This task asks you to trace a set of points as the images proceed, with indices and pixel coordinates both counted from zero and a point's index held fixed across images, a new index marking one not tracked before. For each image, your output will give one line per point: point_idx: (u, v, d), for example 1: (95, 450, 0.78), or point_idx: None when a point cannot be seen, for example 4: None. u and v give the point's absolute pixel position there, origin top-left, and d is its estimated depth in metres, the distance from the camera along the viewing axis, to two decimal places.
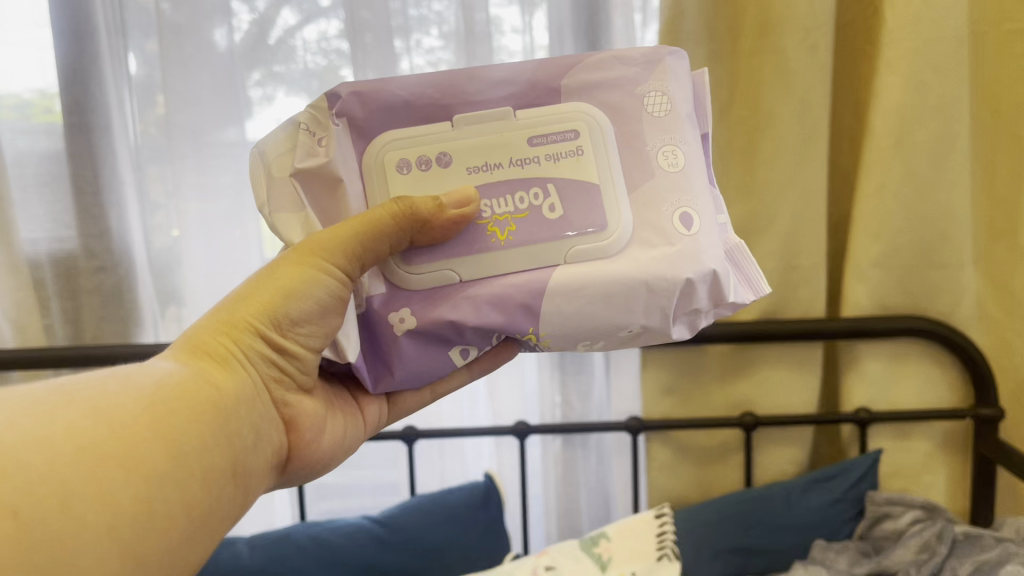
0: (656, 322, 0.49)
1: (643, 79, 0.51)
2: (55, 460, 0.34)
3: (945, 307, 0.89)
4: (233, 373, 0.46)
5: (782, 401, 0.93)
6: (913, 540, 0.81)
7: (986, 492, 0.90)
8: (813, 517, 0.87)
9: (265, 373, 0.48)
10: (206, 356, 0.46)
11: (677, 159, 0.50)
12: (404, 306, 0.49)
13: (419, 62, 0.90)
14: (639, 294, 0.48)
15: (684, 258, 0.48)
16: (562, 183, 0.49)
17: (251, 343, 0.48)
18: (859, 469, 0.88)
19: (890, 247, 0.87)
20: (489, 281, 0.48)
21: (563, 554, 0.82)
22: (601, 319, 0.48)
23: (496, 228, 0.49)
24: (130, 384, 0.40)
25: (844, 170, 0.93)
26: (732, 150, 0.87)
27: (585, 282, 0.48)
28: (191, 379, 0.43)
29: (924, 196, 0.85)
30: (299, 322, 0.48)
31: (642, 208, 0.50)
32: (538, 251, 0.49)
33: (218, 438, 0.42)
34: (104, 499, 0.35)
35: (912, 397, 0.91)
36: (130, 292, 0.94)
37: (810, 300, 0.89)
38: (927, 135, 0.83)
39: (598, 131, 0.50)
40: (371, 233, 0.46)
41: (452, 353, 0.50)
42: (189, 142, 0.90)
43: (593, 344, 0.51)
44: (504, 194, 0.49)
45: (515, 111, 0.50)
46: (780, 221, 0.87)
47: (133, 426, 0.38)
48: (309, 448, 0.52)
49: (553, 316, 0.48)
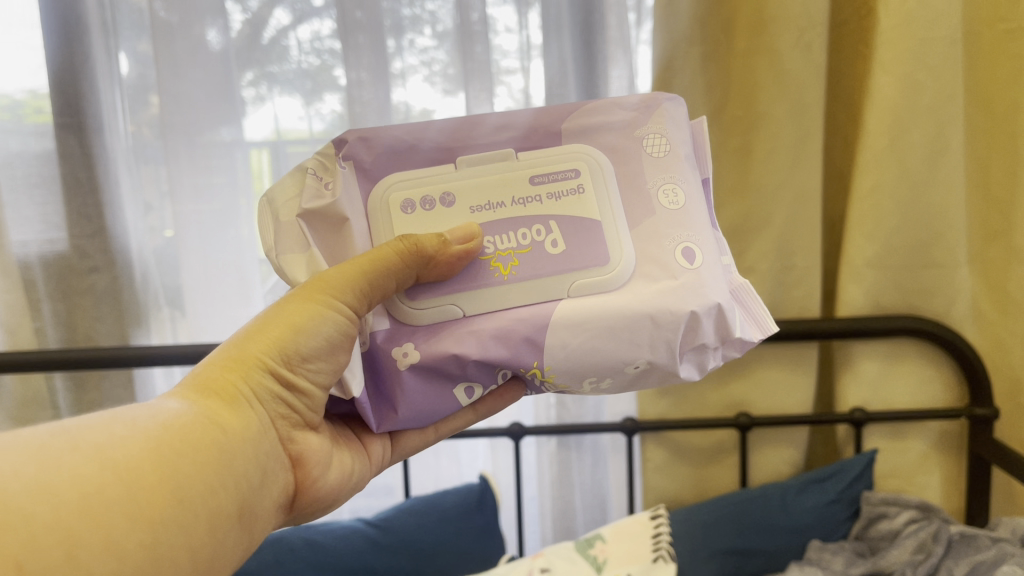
0: (662, 357, 0.48)
1: (641, 122, 0.52)
2: (62, 511, 0.33)
3: (941, 308, 0.89)
4: (241, 411, 0.45)
5: (777, 402, 0.93)
6: (910, 540, 0.80)
7: (981, 492, 0.90)
8: (811, 519, 0.86)
9: (273, 410, 0.47)
10: (214, 394, 0.44)
11: (677, 197, 0.51)
12: (408, 341, 0.48)
13: (412, 62, 0.90)
14: (643, 327, 0.47)
15: (688, 292, 0.48)
16: (564, 221, 0.49)
17: (260, 379, 0.46)
18: (855, 470, 0.87)
19: (885, 247, 0.87)
20: (491, 315, 0.48)
21: (558, 555, 0.82)
22: (606, 353, 0.47)
23: (498, 263, 0.49)
24: (135, 425, 0.39)
25: (838, 170, 0.93)
26: (727, 151, 0.87)
27: (589, 315, 0.47)
28: (198, 417, 0.42)
29: (918, 195, 0.85)
30: (309, 358, 0.47)
31: (645, 243, 0.50)
32: (544, 286, 0.48)
33: (224, 477, 0.41)
34: (110, 549, 0.34)
35: (909, 399, 0.91)
36: (123, 291, 0.94)
37: (805, 300, 0.89)
38: (921, 135, 0.83)
39: (598, 170, 0.50)
40: (377, 268, 0.46)
41: (457, 391, 0.49)
42: (183, 141, 0.90)
43: (599, 385, 0.50)
44: (507, 230, 0.49)
45: (517, 153, 0.50)
46: (774, 222, 0.87)
47: (139, 473, 0.37)
48: (315, 485, 0.51)
49: (557, 350, 0.47)
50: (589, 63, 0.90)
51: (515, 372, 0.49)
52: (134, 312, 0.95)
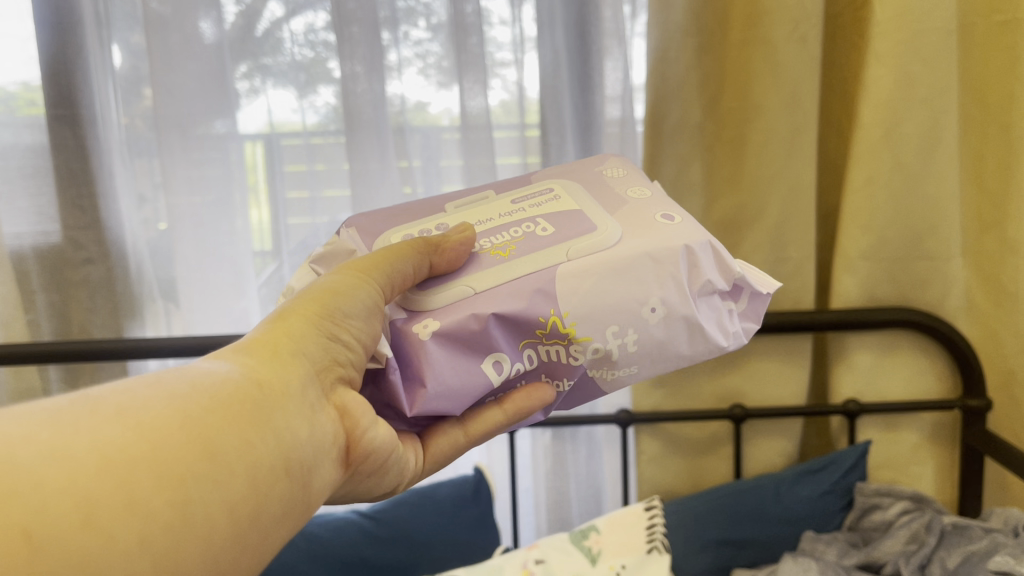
0: (677, 297, 0.46)
1: (597, 166, 0.58)
2: (77, 474, 0.27)
3: (933, 299, 0.90)
4: (285, 362, 0.39)
5: (771, 393, 0.93)
6: (903, 531, 0.81)
7: (972, 482, 0.90)
8: (805, 509, 0.87)
9: (322, 360, 0.41)
10: (254, 349, 0.39)
11: (644, 191, 0.53)
12: (427, 317, 0.45)
13: (407, 54, 0.90)
14: (647, 265, 0.46)
15: (678, 233, 0.48)
16: (549, 216, 0.51)
17: (308, 331, 0.42)
18: (848, 461, 0.88)
19: (879, 239, 0.87)
20: (504, 285, 0.46)
21: (553, 547, 0.82)
22: (617, 298, 0.45)
23: (497, 251, 0.48)
24: (161, 387, 0.33)
25: (832, 162, 0.93)
26: (721, 144, 0.87)
27: (590, 263, 0.46)
28: (234, 375, 0.36)
29: (912, 187, 0.85)
30: (351, 314, 0.43)
31: (630, 217, 0.50)
32: (542, 256, 0.47)
33: (262, 432, 0.35)
34: (136, 510, 0.28)
35: (902, 391, 0.91)
36: (119, 284, 0.94)
37: (799, 292, 0.90)
38: (915, 127, 0.83)
39: (571, 188, 0.54)
40: (389, 254, 0.45)
41: (485, 365, 0.45)
42: (178, 134, 0.89)
43: (626, 346, 0.46)
44: (500, 233, 0.50)
45: (498, 196, 0.55)
46: (769, 213, 0.87)
47: (165, 429, 0.31)
48: (375, 443, 0.43)
49: (569, 297, 0.45)
50: (583, 55, 0.90)
51: (541, 347, 0.46)
52: (129, 305, 0.95)
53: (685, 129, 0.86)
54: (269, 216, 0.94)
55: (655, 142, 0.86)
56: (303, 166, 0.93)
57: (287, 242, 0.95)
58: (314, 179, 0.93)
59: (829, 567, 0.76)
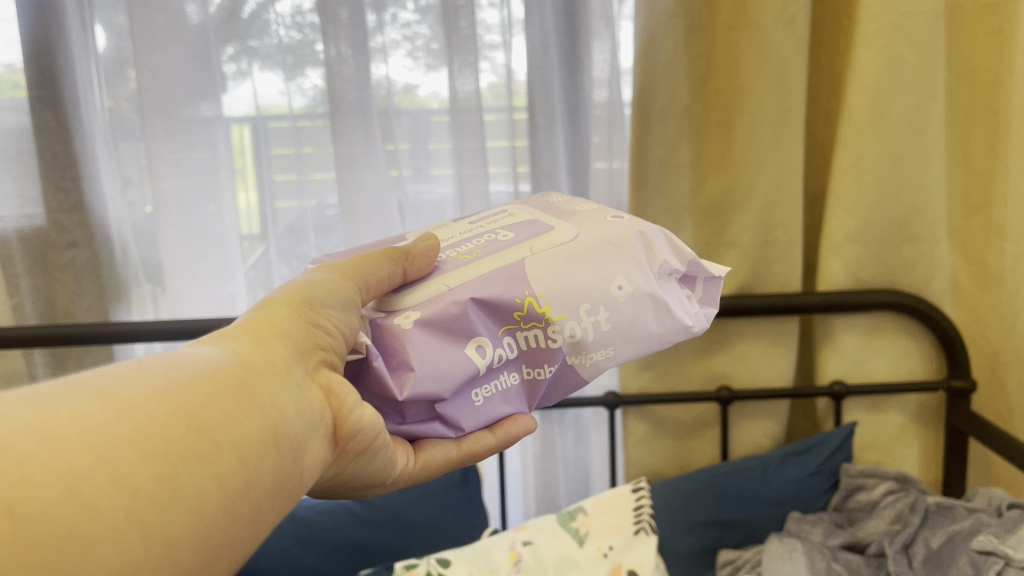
0: (640, 276, 0.43)
1: (545, 194, 0.55)
2: (60, 451, 0.24)
3: (920, 282, 0.90)
4: (267, 344, 0.35)
5: (758, 375, 0.93)
6: (888, 511, 0.82)
7: (956, 463, 0.91)
8: (792, 489, 0.87)
9: (304, 342, 0.37)
10: (236, 333, 0.36)
11: (590, 203, 0.50)
12: (409, 308, 0.41)
13: (394, 37, 0.89)
14: (607, 250, 0.43)
15: (628, 222, 0.45)
16: (510, 225, 0.47)
17: (290, 316, 0.38)
18: (834, 441, 0.89)
19: (866, 222, 0.87)
20: (480, 277, 0.42)
21: (541, 529, 0.82)
22: (582, 281, 0.42)
23: (463, 256, 0.45)
24: (142, 367, 0.30)
25: (820, 145, 0.93)
26: (709, 127, 0.87)
27: (552, 253, 0.43)
28: (217, 357, 0.33)
29: (899, 169, 0.85)
30: (329, 303, 0.39)
31: (585, 220, 0.47)
32: (510, 253, 0.43)
33: (248, 407, 0.31)
34: (121, 483, 0.25)
35: (888, 372, 0.92)
36: (105, 268, 0.93)
37: (786, 274, 0.90)
38: (902, 109, 0.83)
39: (524, 207, 0.51)
40: (360, 264, 0.42)
41: (469, 350, 0.40)
42: (162, 117, 0.88)
43: (598, 325, 0.42)
44: (462, 244, 0.46)
45: (455, 223, 0.52)
46: (757, 195, 0.87)
47: (145, 402, 0.27)
48: (363, 423, 0.38)
49: (542, 279, 0.42)
50: (570, 37, 0.89)
51: (519, 333, 0.42)
52: (115, 289, 0.94)
53: (673, 110, 0.86)
54: (256, 200, 0.94)
55: (642, 123, 0.85)
56: (290, 149, 0.93)
57: (275, 225, 0.95)
58: (301, 162, 0.93)
59: (813, 547, 0.77)
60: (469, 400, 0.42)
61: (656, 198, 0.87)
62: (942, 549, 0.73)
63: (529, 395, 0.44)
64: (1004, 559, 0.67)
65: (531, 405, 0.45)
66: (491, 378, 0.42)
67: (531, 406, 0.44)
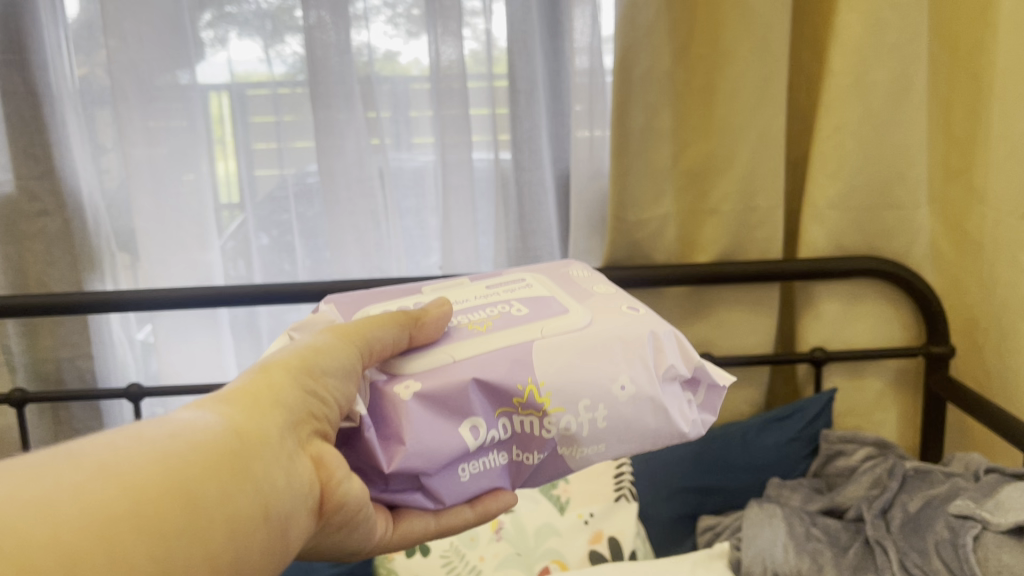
0: (645, 379, 0.41)
1: (566, 264, 0.53)
2: (61, 526, 0.25)
3: (901, 248, 0.89)
4: (262, 412, 0.36)
5: (739, 342, 0.93)
6: (866, 476, 0.82)
7: (934, 428, 0.92)
8: (770, 456, 0.88)
9: (299, 411, 0.37)
10: (233, 399, 0.36)
11: (609, 288, 0.49)
12: (410, 376, 0.39)
13: (375, 3, 0.88)
14: (615, 346, 0.41)
15: (642, 319, 0.43)
16: (524, 299, 0.46)
17: (287, 382, 0.38)
18: (814, 408, 0.89)
19: (848, 188, 0.86)
20: (483, 353, 0.40)
21: (521, 496, 0.81)
22: (586, 375, 0.40)
23: (472, 326, 0.43)
24: (143, 438, 0.30)
25: (803, 111, 0.92)
26: (691, 91, 0.86)
27: (560, 340, 0.41)
28: (213, 424, 0.33)
29: (881, 135, 0.85)
30: (329, 371, 0.38)
31: (599, 305, 0.45)
32: (516, 332, 0.42)
33: (241, 481, 0.32)
34: (119, 564, 0.26)
35: (869, 339, 0.92)
36: (77, 237, 0.91)
37: (767, 241, 0.89)
38: (885, 74, 0.83)
39: (541, 279, 0.49)
40: (365, 326, 0.40)
41: (462, 430, 0.39)
42: (133, 83, 0.86)
43: (595, 422, 0.40)
44: (472, 312, 0.45)
45: (471, 282, 0.50)
46: (738, 161, 0.86)
47: (145, 477, 0.28)
48: (348, 496, 0.38)
49: (545, 364, 0.40)
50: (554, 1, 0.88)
51: (515, 416, 0.40)
52: (88, 258, 0.92)
53: (654, 76, 0.84)
54: (235, 167, 0.92)
55: (625, 88, 0.83)
56: (269, 117, 0.91)
57: (254, 194, 0.93)
58: (281, 130, 0.91)
59: (793, 513, 0.77)
60: (455, 476, 0.40)
61: (638, 164, 0.86)
62: (920, 513, 0.73)
63: (513, 474, 0.42)
64: (981, 522, 0.67)
65: (514, 482, 0.42)
66: (481, 456, 0.40)
67: (514, 484, 0.42)
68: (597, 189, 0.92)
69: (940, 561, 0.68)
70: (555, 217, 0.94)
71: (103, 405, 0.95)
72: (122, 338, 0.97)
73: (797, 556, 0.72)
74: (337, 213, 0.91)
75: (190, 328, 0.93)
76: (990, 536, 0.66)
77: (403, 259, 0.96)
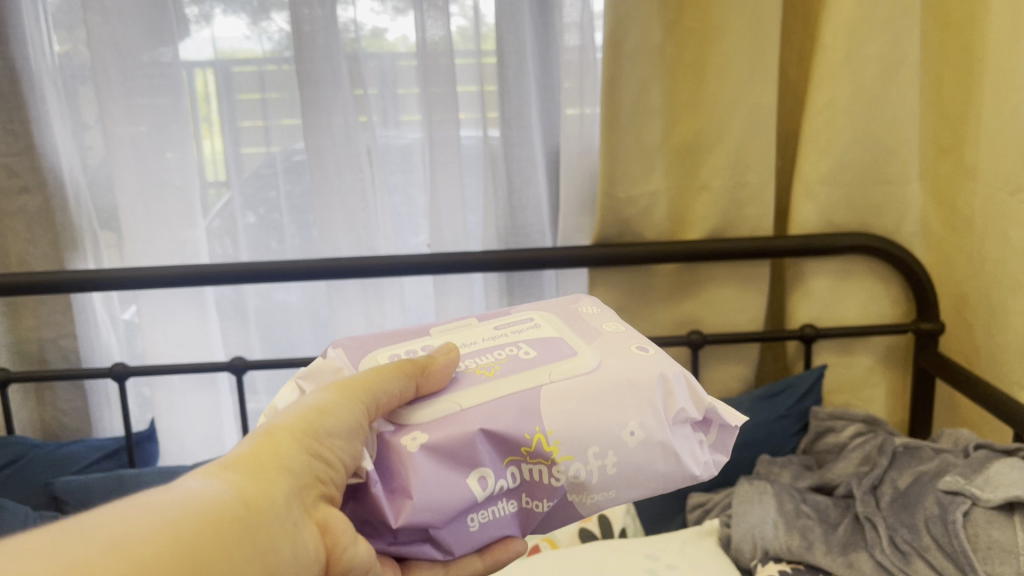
0: (655, 424, 0.39)
1: (575, 298, 0.51)
2: None
3: (892, 225, 0.89)
4: (267, 479, 0.34)
5: (730, 319, 0.93)
6: (856, 453, 0.82)
7: (923, 404, 0.92)
8: (760, 432, 0.87)
9: (304, 476, 0.36)
10: (238, 465, 0.35)
11: (619, 326, 0.46)
12: (416, 428, 0.38)
13: None
14: (625, 391, 0.39)
15: (652, 361, 0.41)
16: (532, 341, 0.44)
17: (293, 446, 0.36)
18: (804, 385, 0.89)
19: (838, 164, 0.86)
20: (490, 403, 0.38)
21: None
22: (595, 422, 0.38)
23: (481, 371, 0.41)
24: (151, 510, 0.30)
25: (794, 86, 0.91)
26: (682, 66, 0.86)
27: (568, 387, 0.39)
28: (219, 491, 0.32)
29: (873, 109, 0.84)
30: (334, 432, 0.37)
31: (609, 346, 0.43)
32: (526, 377, 0.40)
33: (247, 554, 0.31)
34: None
35: (859, 315, 0.91)
36: (59, 215, 0.90)
37: (758, 218, 0.89)
38: (877, 48, 0.82)
39: (550, 317, 0.47)
40: (373, 377, 0.39)
41: (471, 481, 0.37)
42: (115, 59, 0.84)
43: (605, 469, 0.38)
44: (480, 355, 0.43)
45: (479, 321, 0.48)
46: (729, 137, 0.86)
47: (154, 555, 0.28)
48: (355, 562, 0.36)
49: (553, 413, 0.38)
50: None
51: (524, 465, 0.38)
52: (71, 236, 0.91)
53: (644, 49, 0.83)
54: (222, 146, 0.91)
55: (615, 62, 0.82)
56: (255, 94, 0.89)
57: (240, 171, 0.92)
58: (266, 109, 0.89)
59: (783, 489, 0.77)
60: (463, 526, 0.37)
61: (628, 140, 0.85)
62: (910, 489, 0.73)
63: (523, 523, 0.40)
64: (972, 499, 0.67)
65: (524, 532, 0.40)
66: (489, 505, 0.38)
67: (524, 533, 0.40)
68: (587, 165, 0.91)
69: (930, 537, 0.68)
70: (544, 195, 0.93)
71: (88, 385, 0.94)
72: (106, 318, 0.95)
73: (786, 532, 0.72)
74: (325, 189, 0.90)
75: (175, 307, 0.92)
76: (980, 512, 0.66)
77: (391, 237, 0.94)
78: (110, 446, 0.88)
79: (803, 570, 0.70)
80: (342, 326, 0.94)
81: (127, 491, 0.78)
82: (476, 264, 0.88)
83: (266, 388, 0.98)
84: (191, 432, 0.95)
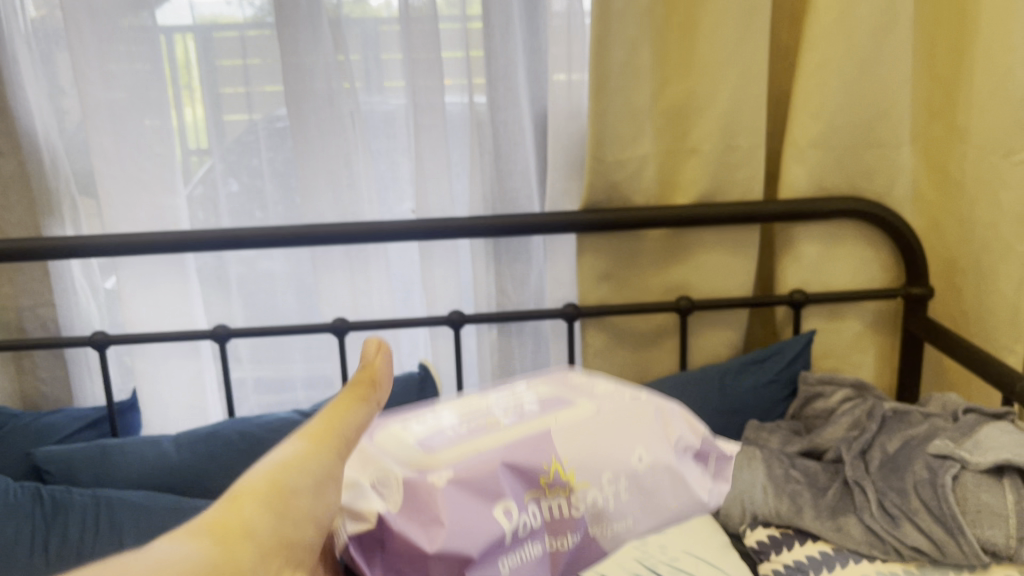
0: (663, 456, 0.41)
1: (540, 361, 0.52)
2: None
3: (882, 188, 0.88)
4: (238, 548, 0.29)
5: (718, 285, 0.92)
6: (845, 418, 0.82)
7: (912, 368, 0.92)
8: (748, 398, 0.87)
9: (272, 540, 0.30)
10: (199, 531, 0.29)
11: (597, 374, 0.47)
12: (441, 467, 0.37)
13: None
14: (628, 421, 0.42)
15: (650, 402, 0.43)
16: (520, 390, 0.44)
17: (258, 507, 0.31)
18: (792, 350, 0.89)
19: (830, 127, 0.85)
20: (503, 437, 0.39)
21: None
22: (613, 456, 0.40)
23: (475, 412, 0.42)
24: None
25: (785, 48, 0.90)
26: (672, 27, 0.84)
27: (576, 421, 0.41)
28: (187, 557, 0.27)
29: (865, 72, 0.83)
30: (299, 489, 0.33)
31: (600, 388, 0.45)
32: (528, 419, 0.40)
33: None
34: None
35: (849, 281, 0.91)
36: (35, 181, 0.88)
37: (748, 182, 0.88)
38: (871, 9, 0.81)
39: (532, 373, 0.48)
40: (330, 414, 0.37)
41: (499, 513, 0.37)
42: (88, 21, 0.82)
43: (619, 497, 0.40)
44: (469, 401, 0.43)
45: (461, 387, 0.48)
46: (719, 99, 0.85)
47: None
48: None
49: (569, 444, 0.39)
50: None
51: (544, 501, 0.38)
52: (46, 202, 0.88)
53: (634, 10, 0.81)
54: (204, 113, 0.88)
55: (604, 22, 0.80)
56: (237, 60, 0.87)
57: (222, 138, 0.89)
58: (248, 74, 0.87)
59: (772, 455, 0.76)
60: (495, 572, 0.36)
61: (617, 103, 0.83)
62: (898, 454, 0.73)
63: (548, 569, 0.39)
64: (960, 462, 0.68)
65: None
66: (516, 548, 0.37)
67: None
68: (575, 130, 0.89)
69: (919, 500, 0.68)
70: (532, 161, 0.92)
71: (68, 353, 0.93)
72: (85, 286, 0.94)
73: (776, 497, 0.73)
74: (308, 154, 0.88)
75: (157, 274, 0.90)
76: (969, 475, 0.67)
77: (375, 202, 0.92)
78: (91, 416, 0.87)
79: (792, 534, 0.71)
80: (327, 294, 0.93)
81: (110, 463, 0.76)
82: (463, 230, 0.86)
83: (250, 357, 0.97)
84: (174, 401, 0.94)
